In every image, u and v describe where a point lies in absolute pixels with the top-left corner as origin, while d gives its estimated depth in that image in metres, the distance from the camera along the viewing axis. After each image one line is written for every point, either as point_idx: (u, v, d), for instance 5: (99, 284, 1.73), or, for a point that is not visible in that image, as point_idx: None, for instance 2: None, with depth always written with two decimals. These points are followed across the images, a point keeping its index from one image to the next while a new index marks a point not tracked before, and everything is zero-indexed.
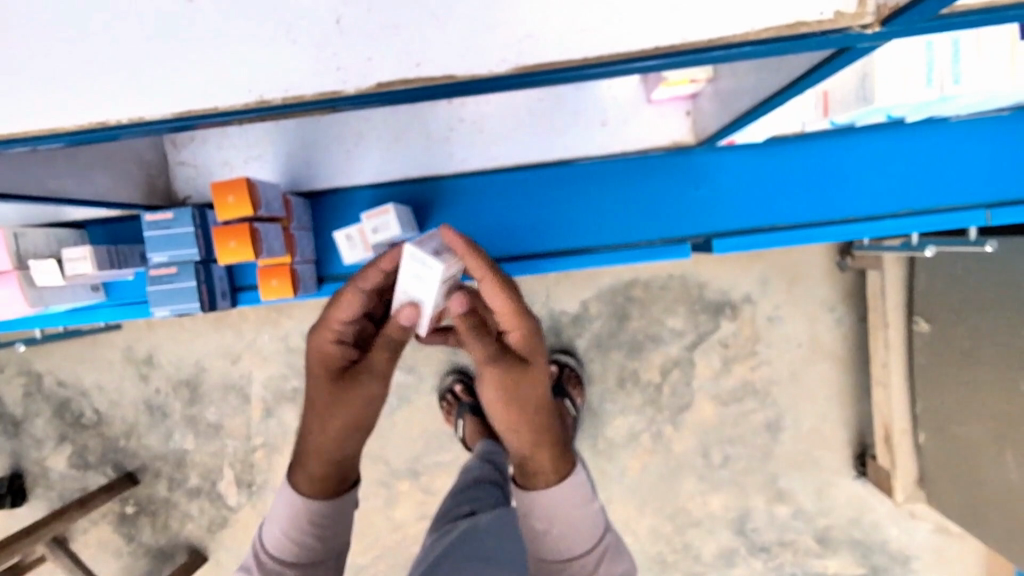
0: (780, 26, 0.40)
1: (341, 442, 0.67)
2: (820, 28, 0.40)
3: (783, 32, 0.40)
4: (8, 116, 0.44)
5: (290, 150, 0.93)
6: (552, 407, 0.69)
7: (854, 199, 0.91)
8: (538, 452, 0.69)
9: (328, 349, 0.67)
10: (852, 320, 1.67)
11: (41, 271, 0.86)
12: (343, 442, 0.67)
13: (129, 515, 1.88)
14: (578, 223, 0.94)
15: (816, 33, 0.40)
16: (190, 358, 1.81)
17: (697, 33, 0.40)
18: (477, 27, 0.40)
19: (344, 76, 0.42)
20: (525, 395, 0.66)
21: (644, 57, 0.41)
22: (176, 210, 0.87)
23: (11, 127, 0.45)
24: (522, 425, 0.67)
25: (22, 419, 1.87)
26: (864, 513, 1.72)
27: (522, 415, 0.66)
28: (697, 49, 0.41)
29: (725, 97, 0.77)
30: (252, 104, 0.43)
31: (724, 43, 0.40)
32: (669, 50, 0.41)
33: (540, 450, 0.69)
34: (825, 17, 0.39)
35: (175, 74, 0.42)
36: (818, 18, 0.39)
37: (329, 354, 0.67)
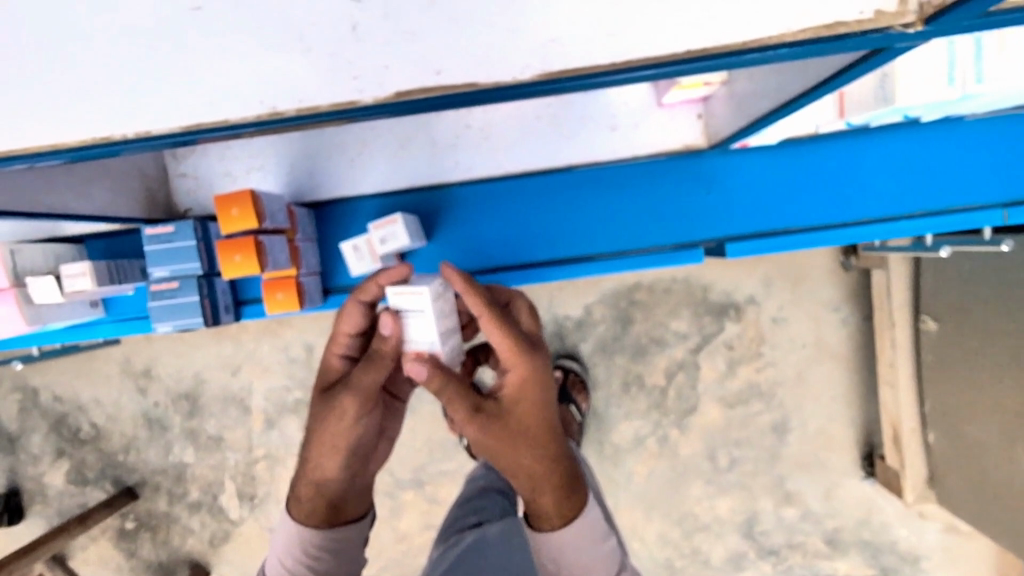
0: (818, 26, 0.38)
1: (327, 469, 0.71)
2: (860, 28, 0.38)
3: (820, 33, 0.38)
4: (11, 132, 0.42)
5: (292, 159, 0.91)
6: (546, 456, 0.66)
7: (868, 201, 0.89)
8: (541, 495, 0.67)
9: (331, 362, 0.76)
10: (858, 320, 1.66)
11: (39, 288, 0.83)
12: (332, 467, 0.72)
13: (129, 531, 1.84)
14: (588, 229, 0.92)
15: (855, 33, 0.38)
16: (188, 370, 1.78)
17: (730, 34, 0.38)
18: (500, 33, 0.38)
19: (360, 85, 0.40)
20: (504, 453, 0.65)
21: (676, 62, 0.39)
22: (177, 224, 0.85)
23: (14, 144, 0.43)
24: (520, 467, 0.66)
25: (18, 435, 1.83)
26: (873, 514, 1.70)
27: (523, 457, 0.65)
28: (729, 53, 0.39)
29: (740, 99, 0.76)
30: (263, 116, 0.41)
31: (758, 45, 0.39)
32: (701, 53, 0.39)
33: (537, 498, 0.68)
34: (864, 17, 0.37)
35: (182, 86, 0.40)
36: (857, 17, 0.37)
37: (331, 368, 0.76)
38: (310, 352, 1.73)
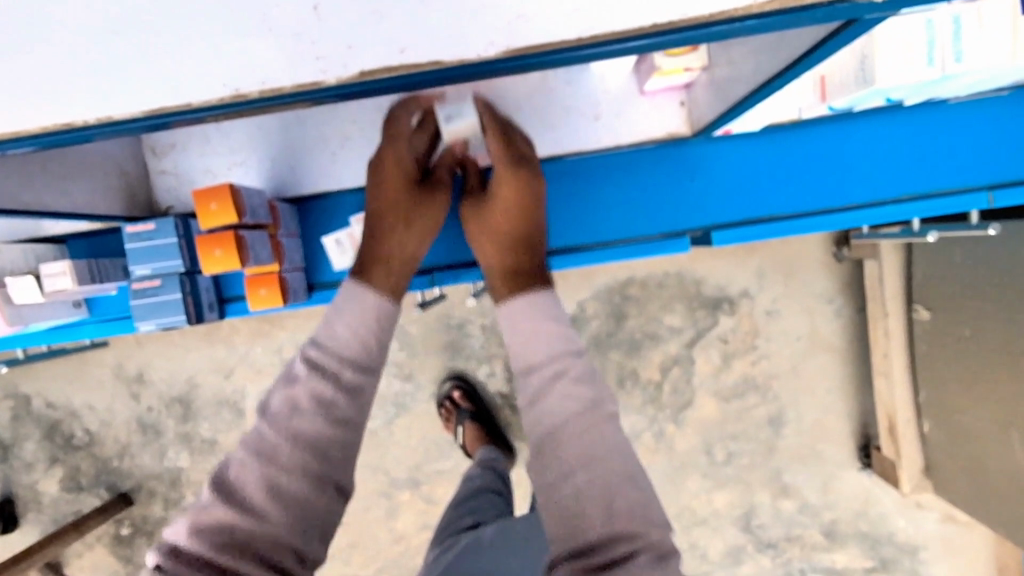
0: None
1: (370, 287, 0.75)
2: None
3: (786, 4, 0.37)
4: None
5: (274, 154, 0.90)
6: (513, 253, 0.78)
7: (854, 185, 0.89)
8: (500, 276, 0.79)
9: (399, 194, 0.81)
10: (851, 311, 1.66)
11: (19, 287, 0.83)
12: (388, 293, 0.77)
13: (124, 537, 1.83)
14: (574, 220, 0.91)
15: (821, 4, 0.38)
16: (181, 374, 1.77)
17: (700, 7, 0.37)
18: (463, 10, 0.38)
19: (323, 66, 0.39)
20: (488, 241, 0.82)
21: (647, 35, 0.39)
22: (158, 221, 0.84)
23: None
24: (488, 244, 0.80)
25: (11, 443, 1.82)
26: (871, 505, 1.70)
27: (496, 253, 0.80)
28: (696, 25, 0.39)
29: (720, 84, 0.75)
30: (227, 98, 0.41)
31: (725, 17, 0.38)
32: (667, 27, 0.39)
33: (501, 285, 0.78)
34: None
35: (142, 69, 0.40)
36: None
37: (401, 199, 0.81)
38: None
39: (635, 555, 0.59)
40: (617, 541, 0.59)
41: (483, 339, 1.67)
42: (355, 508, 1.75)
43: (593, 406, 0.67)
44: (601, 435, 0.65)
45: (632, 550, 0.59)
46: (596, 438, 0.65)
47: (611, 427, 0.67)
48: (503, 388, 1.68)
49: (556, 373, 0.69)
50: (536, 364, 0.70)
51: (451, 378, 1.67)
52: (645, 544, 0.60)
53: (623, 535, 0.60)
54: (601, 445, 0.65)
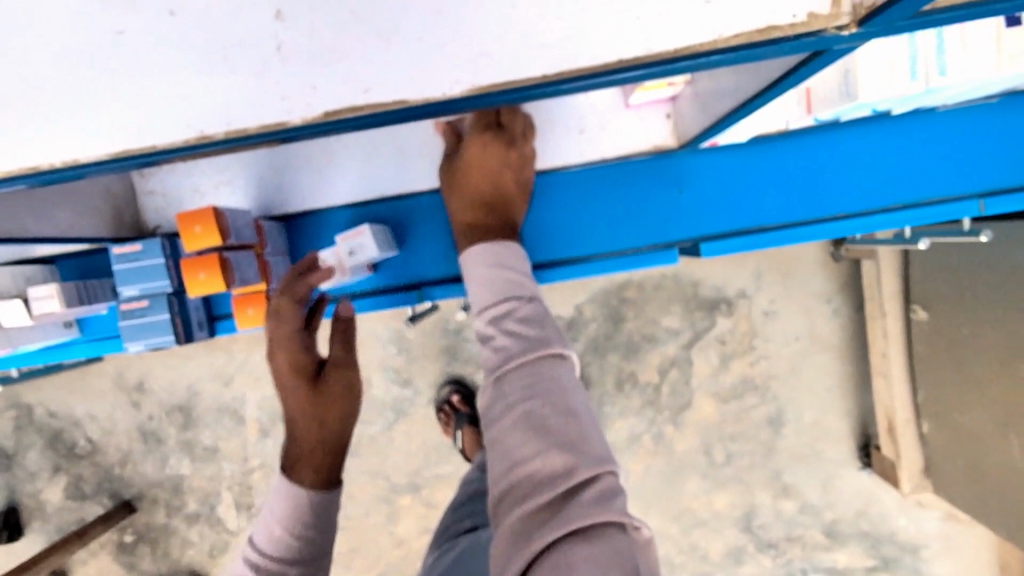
0: (749, 32, 0.37)
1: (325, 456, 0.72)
2: (794, 31, 0.37)
3: (754, 38, 0.37)
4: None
5: (261, 172, 0.90)
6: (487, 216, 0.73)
7: (843, 195, 0.88)
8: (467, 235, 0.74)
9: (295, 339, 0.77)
10: (849, 311, 1.65)
11: (5, 313, 0.82)
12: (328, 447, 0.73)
13: (128, 544, 1.84)
14: (562, 233, 0.91)
15: (790, 37, 0.37)
16: (181, 382, 1.78)
17: (664, 42, 0.37)
18: (428, 49, 0.38)
19: (289, 106, 0.39)
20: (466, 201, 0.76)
21: (609, 71, 0.38)
22: (144, 242, 0.84)
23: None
24: (457, 203, 0.76)
25: (14, 453, 1.83)
26: (871, 504, 1.69)
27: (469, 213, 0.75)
28: (663, 60, 0.38)
29: (703, 98, 0.75)
30: (192, 140, 0.41)
31: (691, 52, 0.37)
32: (633, 63, 0.38)
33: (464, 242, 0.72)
34: (797, 20, 0.36)
35: (107, 112, 0.39)
36: (790, 21, 0.36)
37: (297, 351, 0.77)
38: None
39: (574, 492, 0.51)
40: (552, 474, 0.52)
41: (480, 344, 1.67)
42: (356, 513, 1.75)
43: (538, 344, 0.60)
44: (547, 373, 0.58)
45: (571, 486, 0.51)
46: (540, 373, 0.58)
47: (562, 368, 0.59)
48: None
49: (504, 313, 0.63)
50: (484, 308, 0.64)
51: (449, 383, 1.67)
52: (587, 480, 0.52)
53: (557, 471, 0.52)
54: (545, 378, 0.57)
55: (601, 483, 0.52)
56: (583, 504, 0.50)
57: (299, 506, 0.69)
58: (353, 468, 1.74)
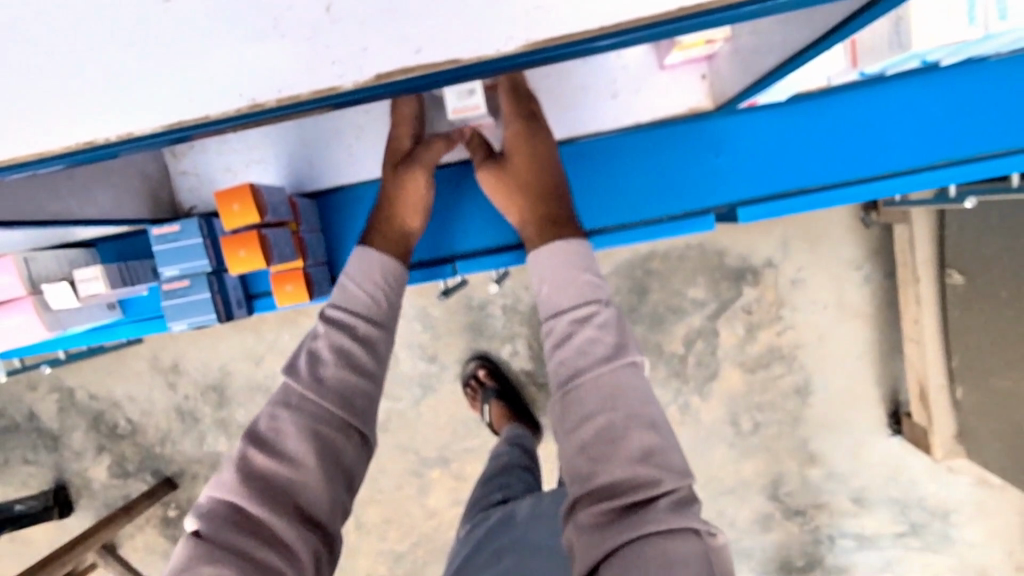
0: None
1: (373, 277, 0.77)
2: None
3: None
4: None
5: (292, 149, 0.90)
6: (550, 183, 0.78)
7: (886, 153, 0.85)
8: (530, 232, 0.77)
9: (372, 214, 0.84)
10: (879, 277, 1.62)
11: (55, 295, 0.85)
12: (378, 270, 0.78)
13: (173, 518, 1.91)
14: (594, 200, 0.89)
15: None
16: (215, 363, 1.83)
17: None
18: (482, 5, 0.36)
19: (340, 71, 0.38)
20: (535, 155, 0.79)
21: (672, 20, 0.37)
22: (182, 222, 0.85)
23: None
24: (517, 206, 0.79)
25: (60, 434, 1.90)
26: (901, 471, 1.68)
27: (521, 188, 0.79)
28: (725, 6, 0.37)
29: (744, 56, 0.72)
30: (245, 109, 0.40)
31: None
32: (694, 10, 0.36)
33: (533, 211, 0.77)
34: None
35: (160, 82, 0.39)
36: None
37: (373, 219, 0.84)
38: None
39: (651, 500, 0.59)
40: (624, 475, 0.60)
41: (505, 320, 1.68)
42: (388, 487, 1.80)
43: (616, 354, 0.66)
44: (625, 384, 0.64)
45: (647, 496, 0.59)
46: (624, 383, 0.64)
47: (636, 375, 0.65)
48: (527, 365, 1.70)
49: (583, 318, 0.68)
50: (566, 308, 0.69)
51: (476, 358, 1.70)
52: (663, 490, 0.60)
53: (643, 483, 0.59)
54: (628, 389, 0.64)
55: (680, 493, 0.60)
56: (661, 508, 0.58)
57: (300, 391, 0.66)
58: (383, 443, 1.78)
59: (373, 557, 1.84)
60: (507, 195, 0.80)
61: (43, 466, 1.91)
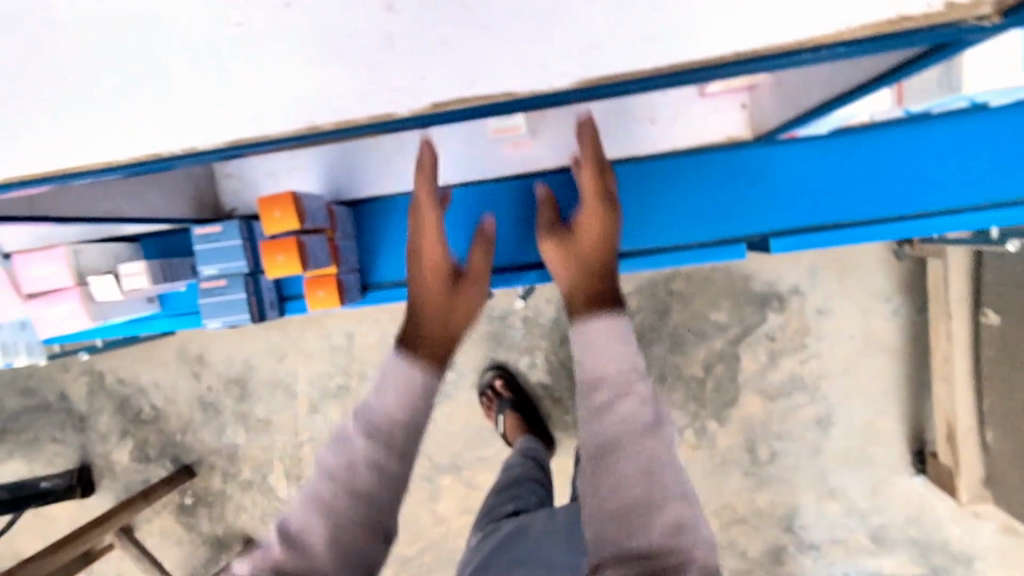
0: (879, 22, 0.34)
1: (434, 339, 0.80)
2: (927, 22, 0.34)
3: (883, 29, 0.34)
4: (54, 154, 0.45)
5: (333, 157, 0.93)
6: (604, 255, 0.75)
7: (925, 191, 0.84)
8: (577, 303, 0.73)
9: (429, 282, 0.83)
10: (910, 311, 1.58)
11: (100, 288, 0.88)
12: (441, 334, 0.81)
13: (188, 505, 1.95)
14: (625, 223, 0.90)
15: (923, 28, 0.35)
16: (239, 357, 1.87)
17: (784, 33, 0.35)
18: (537, 41, 0.37)
19: (396, 98, 0.40)
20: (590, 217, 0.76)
21: (724, 64, 0.37)
22: (224, 224, 0.88)
23: (52, 167, 0.46)
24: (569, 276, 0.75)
25: (87, 415, 1.96)
26: (923, 512, 1.63)
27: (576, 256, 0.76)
28: (782, 54, 0.36)
29: (789, 90, 0.72)
30: (303, 129, 0.42)
31: (813, 45, 0.35)
32: (750, 55, 0.36)
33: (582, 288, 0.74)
34: (933, 9, 0.33)
35: (223, 102, 0.41)
36: (925, 9, 0.34)
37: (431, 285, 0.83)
38: (352, 341, 1.79)
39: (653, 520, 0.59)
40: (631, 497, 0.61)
41: (525, 331, 1.69)
42: None
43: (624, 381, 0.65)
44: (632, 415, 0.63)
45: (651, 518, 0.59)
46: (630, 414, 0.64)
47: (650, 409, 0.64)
48: (544, 379, 1.70)
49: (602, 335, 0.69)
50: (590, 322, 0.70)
51: (493, 368, 1.71)
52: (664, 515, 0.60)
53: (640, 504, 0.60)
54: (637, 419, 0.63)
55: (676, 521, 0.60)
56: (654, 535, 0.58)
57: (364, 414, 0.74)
58: None
59: None
60: (564, 268, 0.76)
61: (69, 445, 1.98)
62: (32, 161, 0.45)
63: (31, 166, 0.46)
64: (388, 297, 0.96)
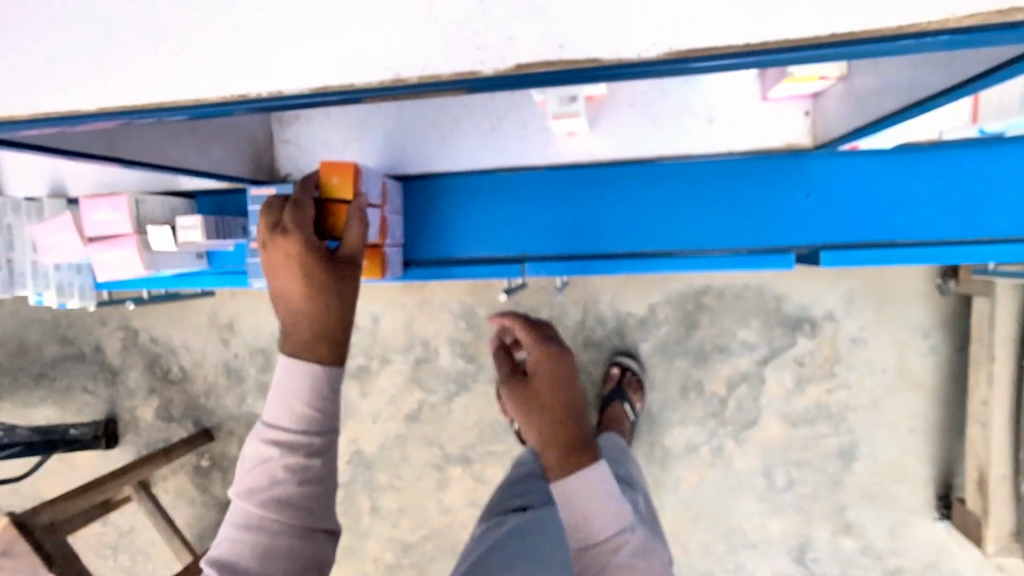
0: (991, 12, 0.34)
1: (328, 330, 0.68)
2: None
3: (994, 19, 0.35)
4: (148, 89, 0.47)
5: (390, 132, 0.95)
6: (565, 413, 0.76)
7: (989, 217, 0.81)
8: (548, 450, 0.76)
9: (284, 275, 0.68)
10: (948, 349, 1.53)
11: (156, 237, 0.92)
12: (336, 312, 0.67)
13: (204, 468, 1.99)
14: (673, 222, 0.89)
15: None
16: (267, 328, 1.92)
17: (887, 17, 0.35)
18: (628, 8, 0.38)
19: (482, 57, 0.40)
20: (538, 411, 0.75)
21: (820, 44, 0.37)
22: (278, 186, 0.91)
23: (144, 101, 0.48)
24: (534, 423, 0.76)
25: (119, 370, 2.03)
26: (943, 559, 1.58)
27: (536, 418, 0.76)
28: (880, 38, 0.37)
29: (859, 97, 0.72)
30: (387, 82, 0.43)
31: (917, 30, 0.36)
32: (845, 37, 0.36)
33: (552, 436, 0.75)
34: None
35: (317, 50, 0.43)
36: None
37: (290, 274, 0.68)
38: (376, 324, 1.80)
39: None
40: None
41: None
42: (408, 476, 1.82)
43: None
44: None
45: None
46: None
47: None
48: None
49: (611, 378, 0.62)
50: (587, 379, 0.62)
51: None
52: None
53: None
54: None
55: None
56: None
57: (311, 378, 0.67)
58: (410, 432, 1.81)
59: (382, 542, 1.85)
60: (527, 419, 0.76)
61: (99, 397, 2.05)
62: (127, 94, 0.47)
63: (129, 98, 0.48)
64: (430, 275, 0.98)
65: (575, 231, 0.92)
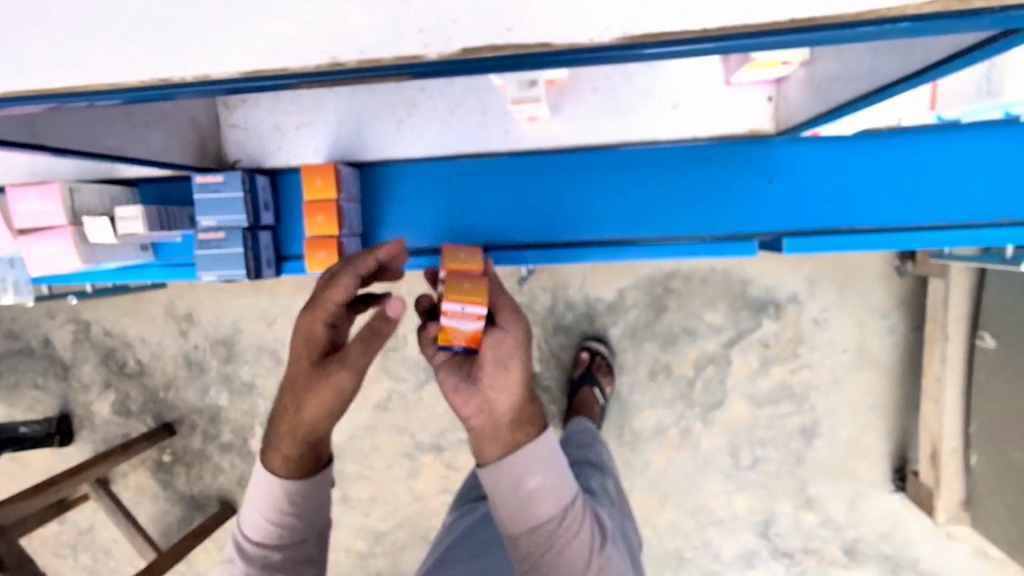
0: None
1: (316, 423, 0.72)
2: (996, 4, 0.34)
3: (952, 6, 0.34)
4: (59, 71, 0.43)
5: (343, 116, 0.91)
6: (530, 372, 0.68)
7: (945, 202, 0.83)
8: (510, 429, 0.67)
9: (313, 328, 0.72)
10: (905, 329, 1.58)
11: (94, 229, 0.86)
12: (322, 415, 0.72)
13: (166, 463, 1.93)
14: (637, 209, 0.88)
15: (991, 9, 0.34)
16: (227, 319, 1.84)
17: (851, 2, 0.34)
18: None
19: (427, 39, 0.37)
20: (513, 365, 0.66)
21: (781, 31, 0.36)
22: (226, 174, 0.86)
23: (56, 84, 0.44)
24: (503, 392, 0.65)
25: (70, 364, 1.93)
26: (898, 529, 1.65)
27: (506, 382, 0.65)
28: (840, 24, 0.35)
29: (820, 84, 0.71)
30: (324, 65, 0.40)
31: (878, 17, 0.34)
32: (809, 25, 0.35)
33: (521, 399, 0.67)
34: None
35: (244, 22, 0.38)
36: None
37: (313, 334, 0.72)
38: None
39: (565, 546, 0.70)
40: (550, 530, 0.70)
41: None
42: (378, 465, 1.80)
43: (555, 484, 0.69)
44: None
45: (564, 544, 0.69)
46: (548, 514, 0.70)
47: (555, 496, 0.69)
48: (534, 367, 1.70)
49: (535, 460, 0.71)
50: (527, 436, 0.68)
51: None
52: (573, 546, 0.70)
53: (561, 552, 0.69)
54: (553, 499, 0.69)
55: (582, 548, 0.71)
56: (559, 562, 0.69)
57: (273, 492, 0.73)
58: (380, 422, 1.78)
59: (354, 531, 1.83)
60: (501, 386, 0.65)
61: (50, 393, 1.95)
62: (35, 76, 0.43)
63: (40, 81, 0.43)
64: None
65: (537, 219, 0.90)
